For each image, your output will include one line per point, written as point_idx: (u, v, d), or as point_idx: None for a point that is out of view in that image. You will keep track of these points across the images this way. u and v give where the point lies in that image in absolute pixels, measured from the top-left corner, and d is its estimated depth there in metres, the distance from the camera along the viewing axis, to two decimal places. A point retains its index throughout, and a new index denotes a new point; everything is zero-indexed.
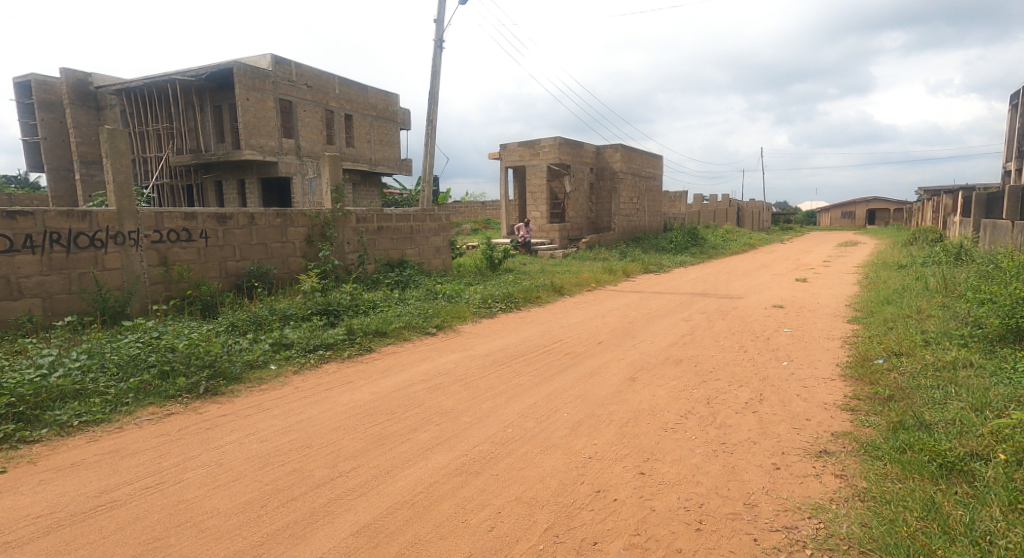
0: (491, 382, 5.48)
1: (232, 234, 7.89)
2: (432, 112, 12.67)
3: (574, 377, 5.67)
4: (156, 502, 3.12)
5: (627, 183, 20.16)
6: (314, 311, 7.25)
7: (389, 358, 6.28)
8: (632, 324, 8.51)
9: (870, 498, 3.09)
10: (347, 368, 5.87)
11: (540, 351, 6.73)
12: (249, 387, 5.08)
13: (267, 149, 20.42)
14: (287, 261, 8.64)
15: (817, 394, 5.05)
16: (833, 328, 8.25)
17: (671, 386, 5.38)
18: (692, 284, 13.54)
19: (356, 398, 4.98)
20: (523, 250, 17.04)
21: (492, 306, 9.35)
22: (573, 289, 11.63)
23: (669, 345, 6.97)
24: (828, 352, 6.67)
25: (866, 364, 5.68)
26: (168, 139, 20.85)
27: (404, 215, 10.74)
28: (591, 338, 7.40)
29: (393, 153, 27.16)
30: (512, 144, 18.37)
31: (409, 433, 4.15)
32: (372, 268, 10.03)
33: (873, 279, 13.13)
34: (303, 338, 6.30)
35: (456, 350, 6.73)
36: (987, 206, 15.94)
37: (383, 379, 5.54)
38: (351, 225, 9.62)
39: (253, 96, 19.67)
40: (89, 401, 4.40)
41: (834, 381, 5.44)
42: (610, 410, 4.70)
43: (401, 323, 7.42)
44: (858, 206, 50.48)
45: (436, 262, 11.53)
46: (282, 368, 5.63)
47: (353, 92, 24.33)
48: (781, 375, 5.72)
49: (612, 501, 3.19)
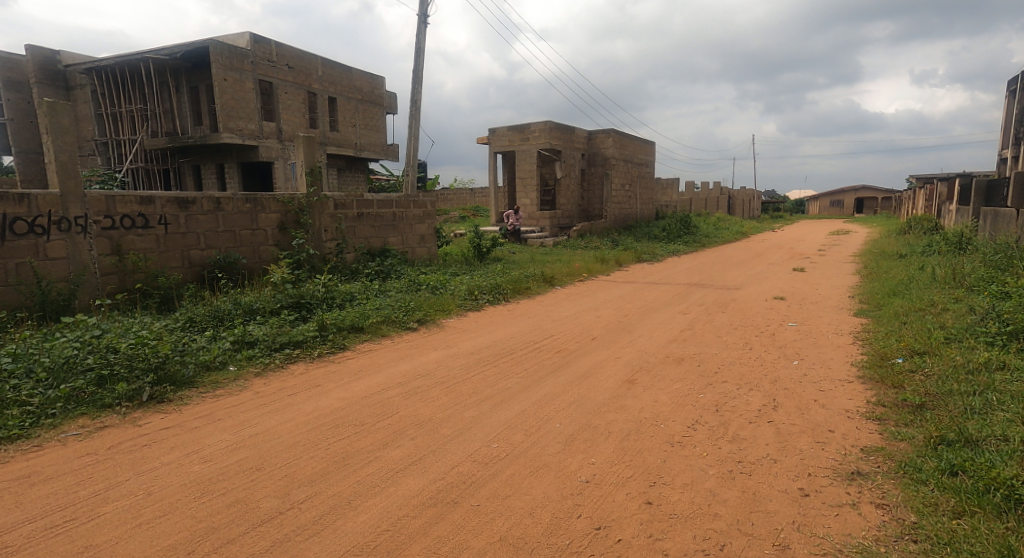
0: (474, 386, 4.94)
1: (196, 220, 7.26)
2: (415, 93, 12.03)
3: (566, 379, 5.15)
4: (61, 547, 2.59)
5: (619, 169, 19.56)
6: (286, 305, 6.69)
7: (365, 358, 5.73)
8: (627, 318, 7.97)
9: (927, 539, 2.62)
10: (317, 369, 5.30)
11: (528, 348, 6.19)
12: (203, 392, 4.51)
13: (247, 132, 19.70)
14: (258, 249, 8.03)
15: (836, 399, 4.57)
16: (841, 322, 7.79)
17: (674, 390, 4.87)
18: (688, 274, 13.02)
19: (322, 406, 4.42)
20: (512, 238, 16.50)
21: (479, 298, 8.77)
22: (563, 279, 11.08)
23: (668, 342, 6.48)
24: (840, 350, 6.18)
25: (886, 365, 5.25)
26: (143, 121, 20.02)
27: (386, 201, 10.15)
28: (583, 333, 6.89)
29: (378, 138, 26.45)
30: (501, 128, 17.69)
31: (379, 451, 3.61)
32: (352, 257, 9.46)
33: (873, 270, 12.73)
34: (268, 336, 5.72)
35: (438, 348, 6.19)
36: (987, 194, 15.65)
37: (356, 382, 5.00)
38: (328, 212, 9.04)
39: (231, 77, 18.89)
40: (6, 413, 3.81)
41: (853, 383, 4.98)
42: (608, 419, 4.18)
43: (379, 318, 6.89)
44: (847, 194, 50.36)
45: (421, 251, 10.95)
46: (242, 370, 5.04)
47: (337, 73, 23.57)
48: (793, 376, 5.24)
49: (615, 543, 2.69)
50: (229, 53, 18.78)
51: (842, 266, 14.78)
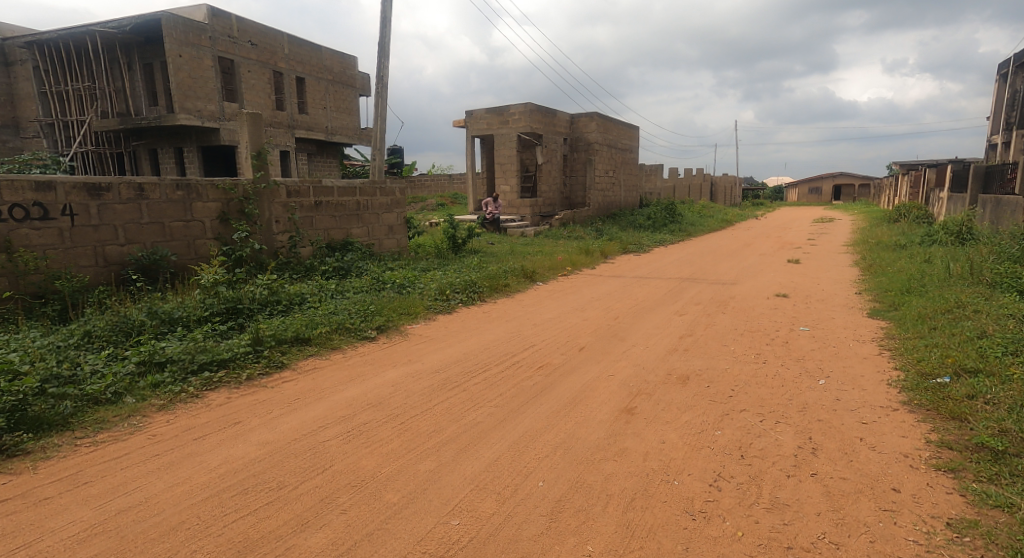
0: (436, 420, 3.95)
1: (111, 210, 6.16)
2: (382, 68, 10.88)
3: (550, 409, 4.16)
4: None
5: (603, 155, 18.57)
6: (217, 312, 5.63)
7: (305, 381, 4.68)
8: (617, 321, 7.02)
9: None
10: (242, 399, 4.24)
11: (505, 364, 5.19)
12: (77, 440, 3.47)
13: (206, 114, 18.34)
14: (192, 244, 6.91)
15: (888, 437, 3.68)
16: (858, 325, 6.94)
17: (683, 423, 3.92)
18: (678, 267, 12.10)
19: (234, 456, 3.38)
20: (491, 227, 15.44)
21: (451, 298, 7.74)
22: (545, 274, 10.09)
23: (668, 355, 5.54)
24: (868, 364, 5.30)
25: (936, 389, 4.36)
26: (92, 101, 18.53)
27: (348, 188, 9.05)
28: (569, 343, 5.93)
29: (350, 121, 25.13)
30: (478, 110, 16.60)
31: (293, 537, 2.67)
32: (308, 251, 8.38)
33: (874, 263, 11.93)
34: (187, 352, 4.65)
35: (398, 365, 5.18)
36: (985, 181, 15.03)
37: (288, 417, 3.98)
38: (279, 200, 7.94)
39: (187, 53, 17.51)
40: None
41: (900, 412, 4.09)
42: (605, 475, 3.24)
43: (329, 327, 5.83)
44: (825, 181, 49.80)
45: (389, 243, 9.87)
46: (141, 403, 3.98)
47: (305, 51, 22.17)
48: (825, 402, 4.33)
49: None
50: (185, 28, 17.41)
51: (837, 258, 14.01)
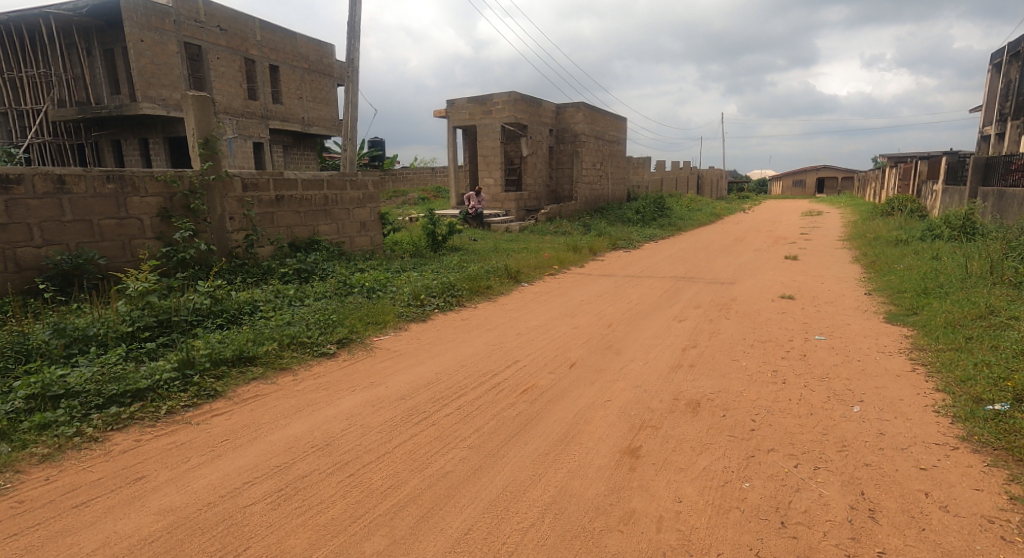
0: (394, 471, 3.15)
1: (22, 207, 5.30)
2: (353, 50, 9.97)
3: (537, 451, 3.38)
4: None
5: (590, 146, 17.78)
6: (145, 326, 4.78)
7: (241, 415, 3.85)
8: (611, 329, 6.26)
9: None
10: (156, 441, 3.42)
11: (484, 388, 4.40)
12: None
13: (171, 103, 17.29)
14: (128, 245, 6.03)
15: (959, 489, 2.95)
16: (877, 332, 6.23)
17: (702, 470, 3.16)
18: (671, 265, 11.35)
19: (119, 534, 2.59)
20: (474, 222, 14.60)
21: (426, 304, 6.92)
22: (531, 274, 9.28)
23: (672, 374, 4.78)
24: (904, 383, 4.58)
25: (999, 420, 3.63)
26: (49, 88, 17.40)
27: (314, 180, 8.17)
28: (558, 358, 5.14)
29: (328, 112, 24.10)
30: (460, 99, 15.72)
31: None
32: (268, 251, 7.51)
33: (876, 259, 11.27)
34: (94, 381, 3.82)
35: (357, 390, 4.35)
36: (985, 173, 14.33)
37: (207, 467, 3.17)
38: (233, 194, 7.07)
39: (149, 38, 16.42)
40: None
41: (960, 452, 3.36)
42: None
43: (280, 343, 4.99)
44: (809, 174, 49.41)
45: (361, 241, 9.02)
46: (17, 452, 3.16)
47: (279, 38, 21.10)
48: (867, 436, 3.61)
49: None
50: (146, 10, 16.30)
51: (835, 254, 13.34)
